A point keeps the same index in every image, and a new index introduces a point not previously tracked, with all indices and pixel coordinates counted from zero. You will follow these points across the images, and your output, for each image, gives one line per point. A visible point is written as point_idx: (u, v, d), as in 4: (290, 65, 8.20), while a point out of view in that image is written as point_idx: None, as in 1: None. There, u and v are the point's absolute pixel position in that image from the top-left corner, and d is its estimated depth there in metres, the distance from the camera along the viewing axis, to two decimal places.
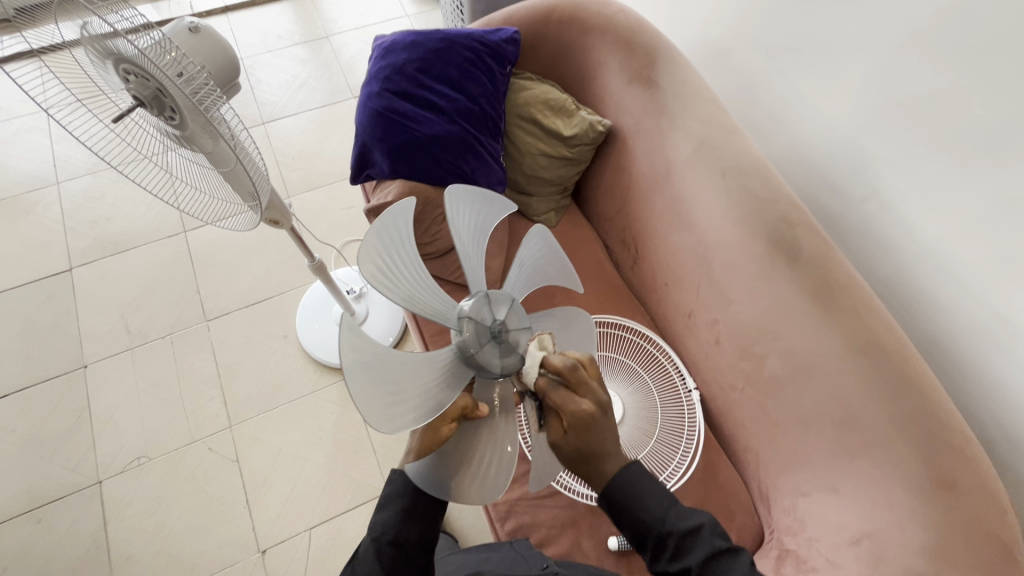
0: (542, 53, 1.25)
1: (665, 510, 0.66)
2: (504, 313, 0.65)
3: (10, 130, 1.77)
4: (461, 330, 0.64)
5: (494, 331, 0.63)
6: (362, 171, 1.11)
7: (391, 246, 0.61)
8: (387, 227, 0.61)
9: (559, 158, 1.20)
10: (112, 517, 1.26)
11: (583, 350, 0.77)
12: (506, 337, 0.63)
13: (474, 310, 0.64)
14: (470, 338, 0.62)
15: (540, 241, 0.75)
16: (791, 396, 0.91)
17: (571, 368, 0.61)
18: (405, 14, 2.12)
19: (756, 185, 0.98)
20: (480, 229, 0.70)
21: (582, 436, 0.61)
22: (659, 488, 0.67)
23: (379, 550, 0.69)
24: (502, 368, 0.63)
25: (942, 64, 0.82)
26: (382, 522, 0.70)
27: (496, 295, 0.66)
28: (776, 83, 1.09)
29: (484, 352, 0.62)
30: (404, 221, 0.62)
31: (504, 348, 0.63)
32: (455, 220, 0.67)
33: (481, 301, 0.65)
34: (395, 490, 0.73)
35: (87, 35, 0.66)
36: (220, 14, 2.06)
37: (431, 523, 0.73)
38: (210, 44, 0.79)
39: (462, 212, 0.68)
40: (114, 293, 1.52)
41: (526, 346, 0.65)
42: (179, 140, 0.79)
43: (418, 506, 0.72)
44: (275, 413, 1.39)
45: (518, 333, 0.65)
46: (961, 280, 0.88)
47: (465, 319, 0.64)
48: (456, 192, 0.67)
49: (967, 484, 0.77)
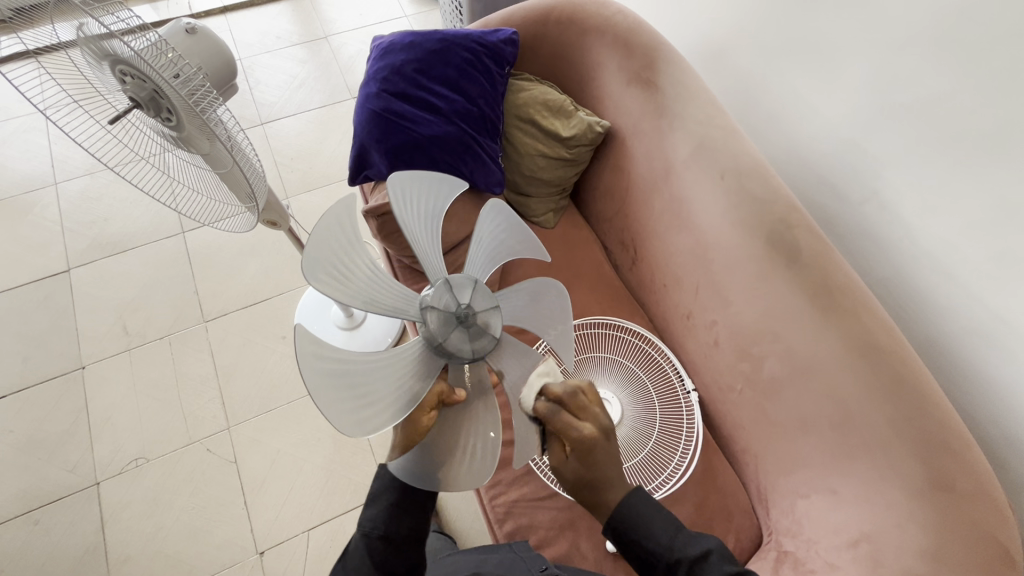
0: (541, 53, 1.25)
1: (672, 537, 0.68)
2: (469, 298, 0.64)
3: (9, 130, 1.76)
4: (427, 322, 0.62)
5: (461, 316, 0.62)
6: (360, 172, 1.10)
7: (338, 249, 0.57)
8: (331, 230, 0.56)
9: (558, 159, 1.19)
10: (110, 518, 1.26)
11: (559, 323, 0.73)
12: (474, 320, 0.63)
13: (436, 299, 0.63)
14: (435, 328, 0.61)
15: (496, 216, 0.72)
16: (790, 398, 0.91)
17: (570, 393, 0.63)
18: (404, 14, 2.11)
19: (756, 186, 0.98)
20: (431, 214, 0.68)
21: (587, 461, 0.62)
22: (665, 515, 0.69)
23: (370, 545, 0.71)
24: (475, 352, 0.63)
25: (942, 65, 0.82)
26: (371, 518, 0.71)
27: (457, 280, 0.65)
28: (775, 84, 1.09)
29: (453, 338, 0.61)
30: (349, 219, 0.58)
31: (473, 332, 0.63)
32: (403, 212, 0.64)
33: (442, 288, 0.64)
34: (384, 485, 0.73)
35: (83, 36, 0.65)
36: (219, 14, 2.06)
37: (421, 517, 0.73)
38: (207, 45, 0.79)
39: (411, 199, 0.65)
40: (112, 293, 1.52)
41: (495, 326, 0.65)
42: (176, 141, 0.78)
43: (407, 502, 0.72)
44: (273, 414, 1.39)
45: (485, 315, 0.64)
46: (960, 281, 0.88)
47: (429, 309, 0.62)
48: (401, 178, 0.64)
49: (965, 487, 0.76)
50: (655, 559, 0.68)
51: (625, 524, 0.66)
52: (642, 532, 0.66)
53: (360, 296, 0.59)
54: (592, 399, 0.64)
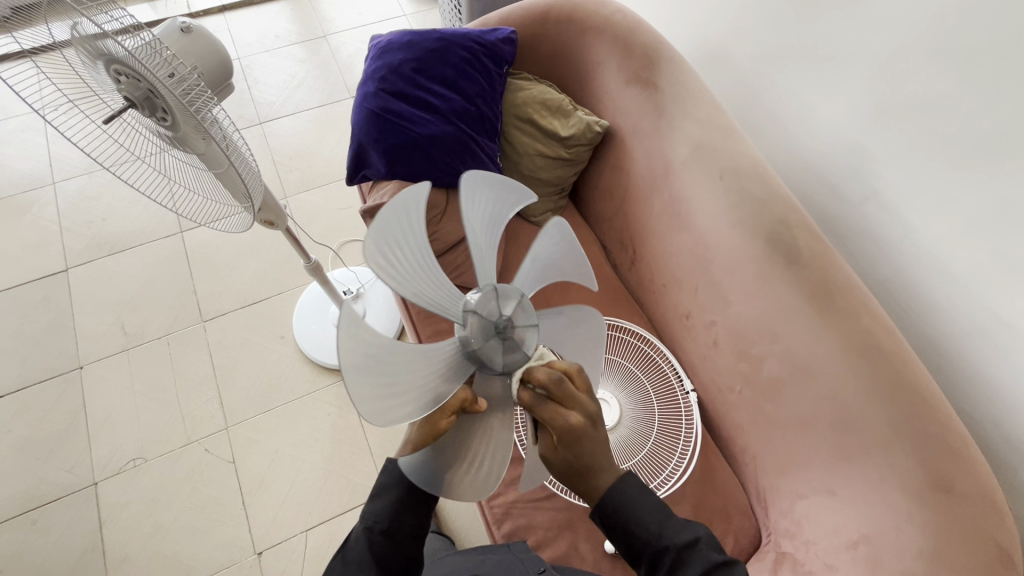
0: (540, 52, 1.24)
1: (661, 525, 0.67)
2: (513, 309, 0.62)
3: (6, 129, 1.76)
4: (464, 327, 0.61)
5: (500, 328, 0.60)
6: (359, 172, 1.10)
7: (399, 234, 0.56)
8: (397, 216, 0.55)
9: (556, 159, 1.19)
10: (108, 518, 1.26)
11: (586, 349, 0.75)
12: (512, 335, 0.61)
13: (479, 305, 0.62)
14: (472, 334, 0.61)
15: (558, 236, 0.69)
16: (789, 399, 0.91)
17: (556, 381, 0.60)
18: (403, 13, 2.11)
19: (755, 186, 0.97)
20: (491, 217, 0.65)
21: (574, 448, 0.59)
22: (654, 502, 0.67)
23: (372, 539, 0.70)
24: (505, 366, 0.61)
25: (942, 64, 0.82)
26: (375, 512, 0.71)
27: (505, 290, 0.63)
28: (774, 84, 1.09)
29: (487, 348, 0.60)
30: (416, 209, 0.56)
31: (508, 345, 0.61)
32: (467, 209, 0.61)
33: (489, 295, 0.62)
34: (390, 480, 0.73)
35: (77, 35, 0.66)
36: (217, 13, 2.05)
37: (423, 514, 0.73)
38: (202, 45, 0.78)
39: (478, 200, 0.63)
40: (110, 293, 1.52)
41: (532, 345, 0.63)
42: (172, 141, 0.78)
43: (412, 498, 0.72)
44: (272, 414, 1.38)
45: (524, 331, 0.62)
46: (961, 281, 0.88)
47: (469, 313, 0.61)
48: (474, 178, 0.61)
49: (964, 488, 0.76)
50: (643, 547, 0.67)
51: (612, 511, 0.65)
52: (630, 519, 0.65)
53: (409, 285, 0.57)
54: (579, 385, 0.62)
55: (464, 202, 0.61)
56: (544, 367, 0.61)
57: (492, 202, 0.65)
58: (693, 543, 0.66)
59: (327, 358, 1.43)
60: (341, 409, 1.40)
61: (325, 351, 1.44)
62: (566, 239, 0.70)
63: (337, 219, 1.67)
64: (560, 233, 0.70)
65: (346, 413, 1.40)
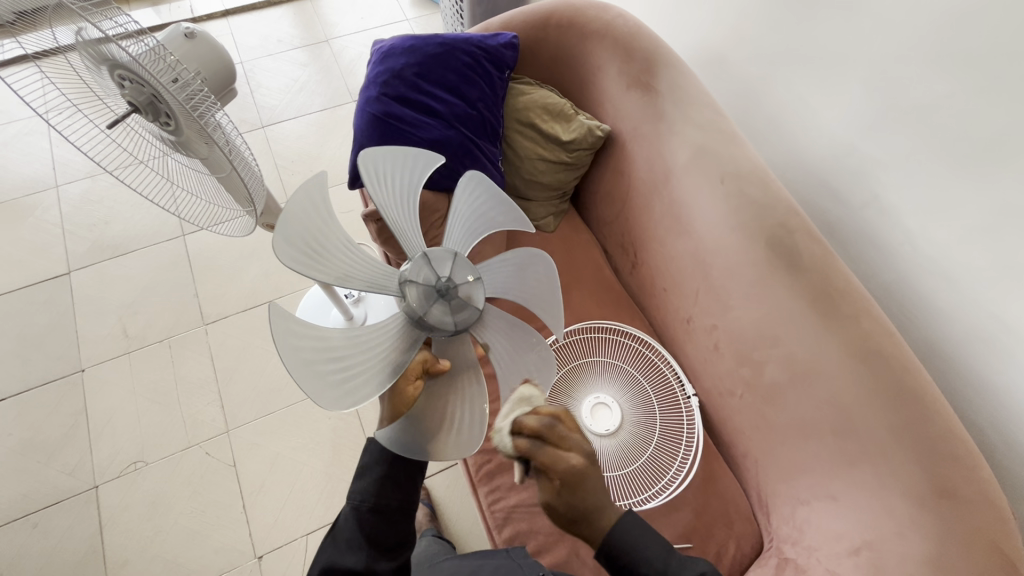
0: (541, 57, 1.25)
1: (665, 563, 0.68)
2: (448, 268, 0.62)
3: (10, 133, 1.77)
4: (408, 295, 0.60)
5: (442, 289, 0.60)
6: (359, 177, 1.09)
7: (312, 223, 0.57)
8: (305, 207, 0.56)
9: (558, 163, 1.19)
10: (108, 522, 1.26)
11: (548, 297, 0.70)
12: (456, 292, 0.61)
13: (415, 272, 0.61)
14: (416, 302, 0.59)
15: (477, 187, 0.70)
16: (791, 403, 0.91)
17: (548, 426, 0.61)
18: (405, 18, 2.12)
19: (755, 190, 0.98)
20: (406, 188, 0.67)
21: (577, 490, 0.61)
22: (657, 539, 0.69)
23: (361, 517, 0.71)
24: (461, 323, 0.61)
25: (943, 71, 0.82)
26: (361, 491, 0.72)
27: (434, 250, 0.62)
28: (775, 89, 1.09)
29: (433, 312, 0.59)
30: (321, 195, 0.58)
31: (455, 305, 0.60)
32: (375, 187, 0.64)
33: (421, 262, 0.61)
34: (373, 457, 0.73)
35: (82, 40, 0.66)
36: (220, 18, 2.06)
37: (407, 488, 0.74)
38: (206, 50, 0.79)
39: (388, 173, 0.65)
40: (112, 297, 1.52)
41: (478, 299, 0.63)
42: (175, 145, 0.78)
43: (396, 474, 0.73)
44: (273, 418, 1.38)
45: (468, 286, 0.62)
46: (963, 287, 0.87)
47: (407, 282, 0.60)
48: (371, 154, 0.63)
49: (968, 494, 0.76)
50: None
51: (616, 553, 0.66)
52: (633, 557, 0.66)
53: (336, 272, 0.58)
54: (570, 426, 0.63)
55: (370, 183, 0.63)
56: (532, 415, 0.61)
57: (402, 174, 0.66)
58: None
59: None
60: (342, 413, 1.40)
61: None
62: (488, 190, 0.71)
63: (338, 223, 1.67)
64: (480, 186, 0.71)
65: (347, 416, 1.40)
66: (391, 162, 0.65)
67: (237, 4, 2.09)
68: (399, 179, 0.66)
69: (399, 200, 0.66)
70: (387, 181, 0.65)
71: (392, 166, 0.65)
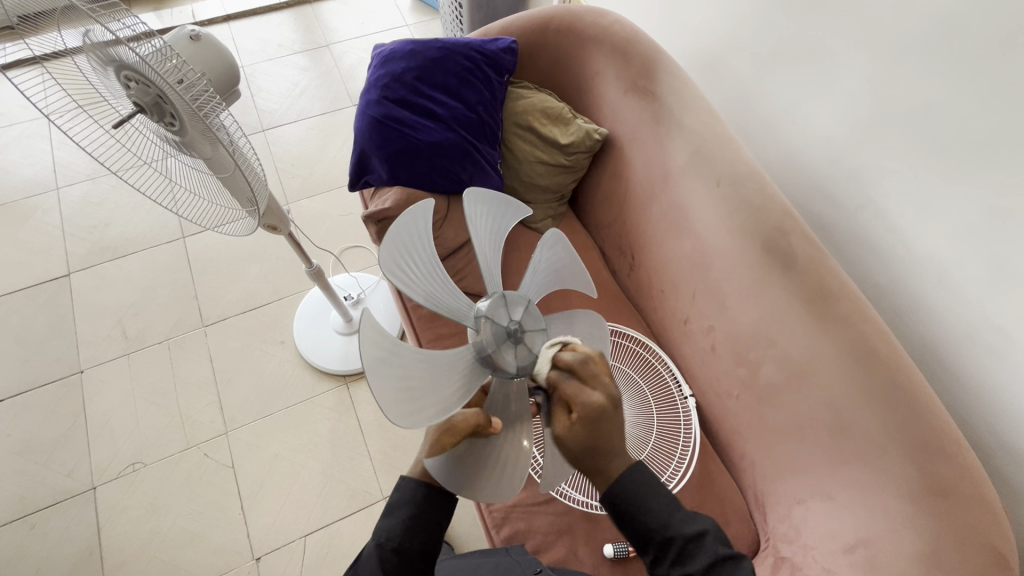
0: (540, 62, 1.27)
1: (668, 515, 0.65)
2: (533, 323, 0.68)
3: (11, 135, 1.77)
4: (489, 300, 0.68)
5: (511, 327, 0.66)
6: (360, 178, 1.12)
7: (492, 218, 0.71)
8: (499, 209, 0.71)
9: (557, 166, 1.21)
10: (106, 522, 1.26)
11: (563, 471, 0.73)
12: (517, 343, 0.65)
13: (512, 299, 0.68)
14: (490, 310, 0.67)
15: (594, 329, 0.78)
16: (786, 402, 0.92)
17: (580, 361, 0.61)
18: (405, 24, 2.14)
19: (750, 191, 0.99)
20: (554, 271, 0.76)
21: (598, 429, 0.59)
22: (662, 490, 0.66)
23: (383, 558, 0.67)
24: (489, 354, 0.65)
25: (932, 75, 0.84)
26: (388, 528, 0.68)
27: (537, 310, 0.70)
28: (770, 93, 1.11)
29: (491, 324, 0.66)
30: (512, 219, 0.73)
31: (508, 344, 0.65)
32: (542, 250, 0.75)
33: (520, 303, 0.69)
34: (402, 497, 0.70)
35: (89, 42, 0.68)
36: (222, 22, 2.08)
37: (434, 534, 0.70)
38: (211, 53, 0.80)
39: (560, 256, 0.77)
40: (111, 297, 1.53)
41: (523, 362, 0.65)
42: (179, 146, 0.80)
43: (424, 514, 0.70)
44: (272, 419, 1.39)
45: (527, 349, 0.66)
46: (956, 287, 0.89)
47: (500, 294, 0.68)
48: (563, 239, 0.76)
49: (960, 491, 0.76)
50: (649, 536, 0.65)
51: (621, 495, 0.64)
52: (636, 506, 0.64)
53: (483, 239, 0.70)
54: (602, 367, 0.62)
55: (543, 242, 0.75)
56: (568, 350, 0.62)
57: (567, 269, 0.78)
58: (700, 536, 0.65)
59: (324, 361, 1.44)
60: (340, 414, 1.41)
61: (322, 355, 1.46)
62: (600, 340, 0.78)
63: (338, 225, 1.68)
64: (597, 331, 0.78)
65: (345, 418, 1.40)
66: (566, 255, 0.78)
67: (238, 9, 2.11)
68: (559, 264, 0.77)
69: (542, 269, 0.75)
70: (552, 258, 0.76)
71: (562, 256, 0.77)
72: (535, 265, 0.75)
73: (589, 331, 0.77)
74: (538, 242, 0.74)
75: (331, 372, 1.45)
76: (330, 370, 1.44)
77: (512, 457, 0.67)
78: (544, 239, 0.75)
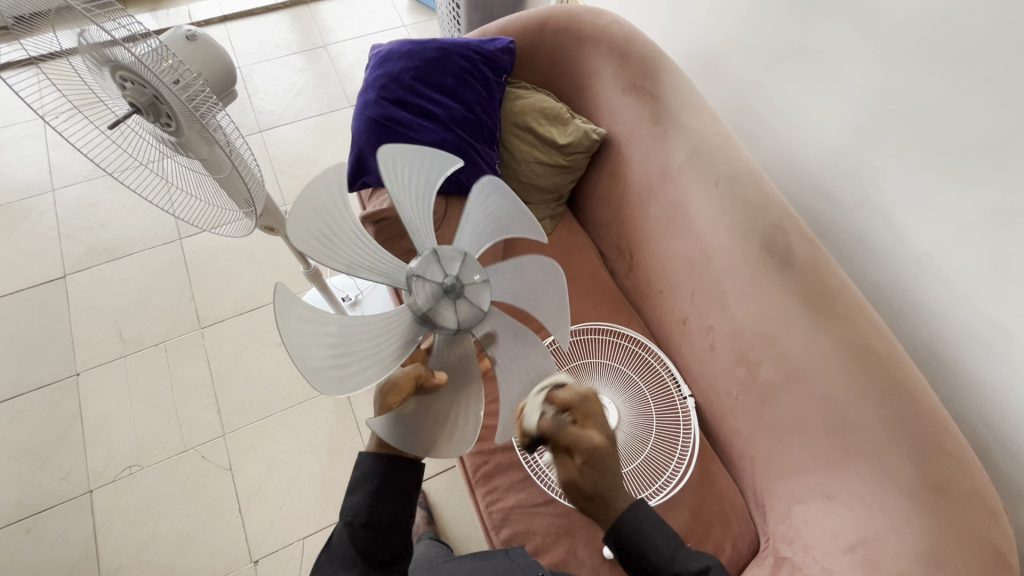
0: (537, 61, 1.27)
1: (673, 551, 0.71)
2: (471, 273, 0.64)
3: (6, 137, 1.77)
4: (421, 258, 0.64)
5: (448, 284, 0.62)
6: (357, 179, 1.10)
7: (415, 175, 0.66)
8: (422, 164, 0.66)
9: (554, 166, 1.20)
10: (103, 526, 1.25)
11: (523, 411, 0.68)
12: (457, 298, 0.62)
13: (446, 254, 0.64)
14: (422, 268, 0.63)
15: (546, 274, 0.72)
16: (786, 401, 0.92)
17: (578, 401, 0.64)
18: (403, 24, 2.14)
19: (748, 191, 0.99)
20: (496, 221, 0.72)
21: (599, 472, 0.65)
22: (666, 528, 0.72)
23: (354, 534, 0.68)
24: (425, 312, 0.61)
25: (933, 75, 0.83)
26: (353, 507, 0.68)
27: (476, 260, 0.65)
28: (768, 93, 1.11)
29: (423, 283, 0.62)
30: (439, 170, 0.68)
31: (446, 301, 0.61)
32: (472, 204, 0.70)
33: (455, 256, 0.64)
34: (363, 472, 0.69)
35: (85, 42, 0.67)
36: (218, 23, 2.07)
37: (402, 503, 0.70)
38: (207, 53, 0.80)
39: (498, 207, 0.71)
40: (108, 299, 1.52)
41: (464, 317, 0.62)
42: (175, 146, 0.79)
43: (388, 487, 0.69)
44: (269, 421, 1.38)
45: (468, 304, 0.63)
46: (954, 286, 0.89)
47: (430, 252, 0.64)
48: (502, 184, 0.71)
49: (959, 490, 0.76)
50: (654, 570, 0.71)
51: (627, 535, 0.69)
52: (643, 543, 0.70)
53: (405, 196, 0.66)
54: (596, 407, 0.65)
55: (478, 190, 0.70)
56: (563, 390, 0.65)
57: (509, 216, 0.72)
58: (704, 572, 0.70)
59: None
60: (339, 416, 1.40)
61: None
62: (554, 281, 0.73)
63: None
64: (550, 275, 0.73)
65: (344, 419, 1.40)
66: (508, 202, 0.71)
67: (235, 10, 2.10)
68: (502, 213, 0.72)
69: (481, 222, 0.71)
70: (492, 207, 0.71)
71: (503, 204, 0.71)
72: (471, 216, 0.71)
73: (538, 277, 0.72)
74: (471, 189, 0.70)
75: None
76: None
77: (468, 416, 0.63)
78: (477, 185, 0.70)
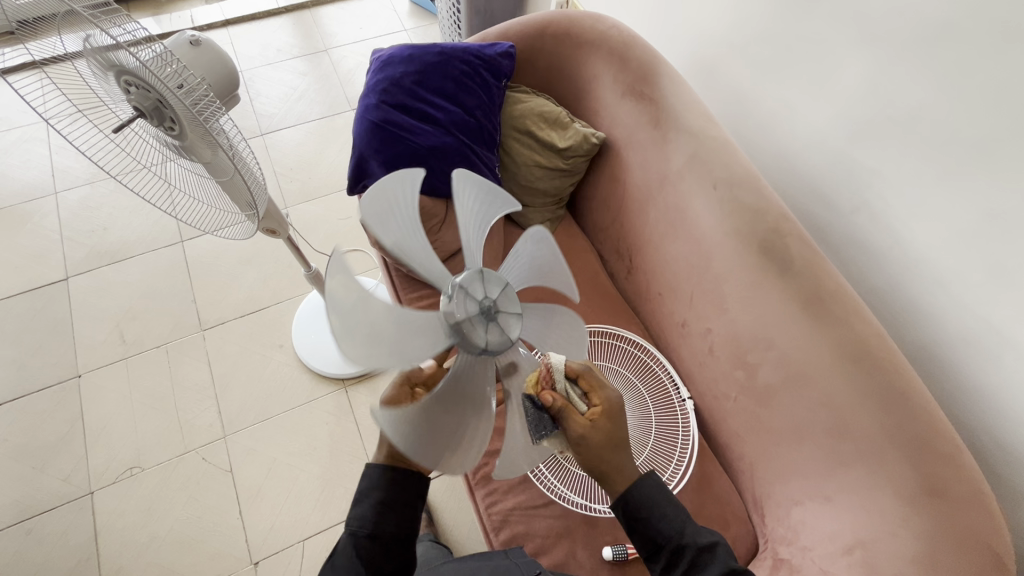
0: (538, 66, 1.28)
1: (683, 523, 0.72)
2: (510, 303, 0.67)
3: (9, 140, 1.78)
4: (468, 273, 0.66)
5: (486, 307, 0.64)
6: (358, 182, 1.11)
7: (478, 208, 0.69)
8: (487, 199, 0.70)
9: (553, 170, 1.21)
10: (104, 527, 1.25)
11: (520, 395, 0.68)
12: (491, 322, 0.64)
13: (491, 278, 0.67)
14: (468, 284, 0.65)
15: (567, 327, 0.72)
16: (785, 404, 0.92)
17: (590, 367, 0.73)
18: (404, 28, 2.15)
19: (747, 195, 0.99)
20: (538, 269, 0.72)
21: (610, 421, 0.69)
22: (676, 502, 0.74)
23: (358, 545, 0.68)
24: (458, 324, 0.63)
25: (930, 79, 0.84)
26: (358, 517, 0.69)
27: (517, 295, 0.68)
28: (767, 98, 1.12)
29: (466, 297, 0.64)
30: (499, 207, 0.71)
31: (480, 322, 0.64)
32: (520, 246, 0.72)
33: (500, 284, 0.67)
34: (369, 484, 0.70)
35: (89, 47, 0.68)
36: (221, 27, 2.09)
37: (405, 515, 0.71)
38: (210, 57, 0.81)
39: (541, 256, 0.71)
40: (110, 302, 1.53)
41: (492, 340, 0.64)
42: (178, 150, 0.80)
43: (393, 498, 0.70)
44: (270, 423, 1.39)
45: (499, 330, 0.65)
46: (952, 289, 0.89)
47: (477, 271, 0.66)
48: (548, 236, 0.70)
49: (957, 491, 0.77)
50: (664, 542, 0.72)
51: (637, 502, 0.71)
52: (651, 511, 0.72)
53: (467, 221, 0.68)
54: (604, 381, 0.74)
55: (530, 234, 0.71)
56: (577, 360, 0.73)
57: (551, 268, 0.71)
58: (712, 547, 0.72)
59: (324, 366, 1.44)
60: (339, 418, 1.41)
61: (323, 359, 1.45)
62: (575, 334, 0.73)
63: (337, 229, 1.69)
64: (573, 328, 0.72)
65: (344, 421, 1.40)
66: (552, 254, 0.71)
67: (237, 14, 2.11)
68: (547, 261, 0.72)
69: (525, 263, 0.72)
70: (539, 253, 0.72)
71: (547, 253, 0.71)
72: (518, 254, 0.72)
73: (566, 327, 0.72)
74: (526, 232, 0.71)
75: (330, 375, 1.45)
76: (330, 374, 1.44)
77: (475, 437, 0.63)
78: (531, 230, 0.71)
